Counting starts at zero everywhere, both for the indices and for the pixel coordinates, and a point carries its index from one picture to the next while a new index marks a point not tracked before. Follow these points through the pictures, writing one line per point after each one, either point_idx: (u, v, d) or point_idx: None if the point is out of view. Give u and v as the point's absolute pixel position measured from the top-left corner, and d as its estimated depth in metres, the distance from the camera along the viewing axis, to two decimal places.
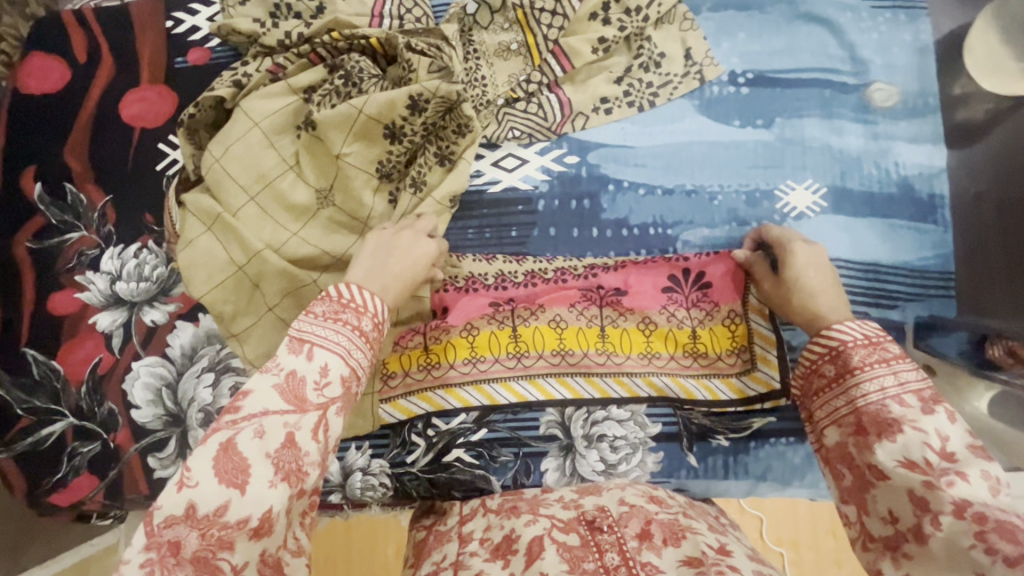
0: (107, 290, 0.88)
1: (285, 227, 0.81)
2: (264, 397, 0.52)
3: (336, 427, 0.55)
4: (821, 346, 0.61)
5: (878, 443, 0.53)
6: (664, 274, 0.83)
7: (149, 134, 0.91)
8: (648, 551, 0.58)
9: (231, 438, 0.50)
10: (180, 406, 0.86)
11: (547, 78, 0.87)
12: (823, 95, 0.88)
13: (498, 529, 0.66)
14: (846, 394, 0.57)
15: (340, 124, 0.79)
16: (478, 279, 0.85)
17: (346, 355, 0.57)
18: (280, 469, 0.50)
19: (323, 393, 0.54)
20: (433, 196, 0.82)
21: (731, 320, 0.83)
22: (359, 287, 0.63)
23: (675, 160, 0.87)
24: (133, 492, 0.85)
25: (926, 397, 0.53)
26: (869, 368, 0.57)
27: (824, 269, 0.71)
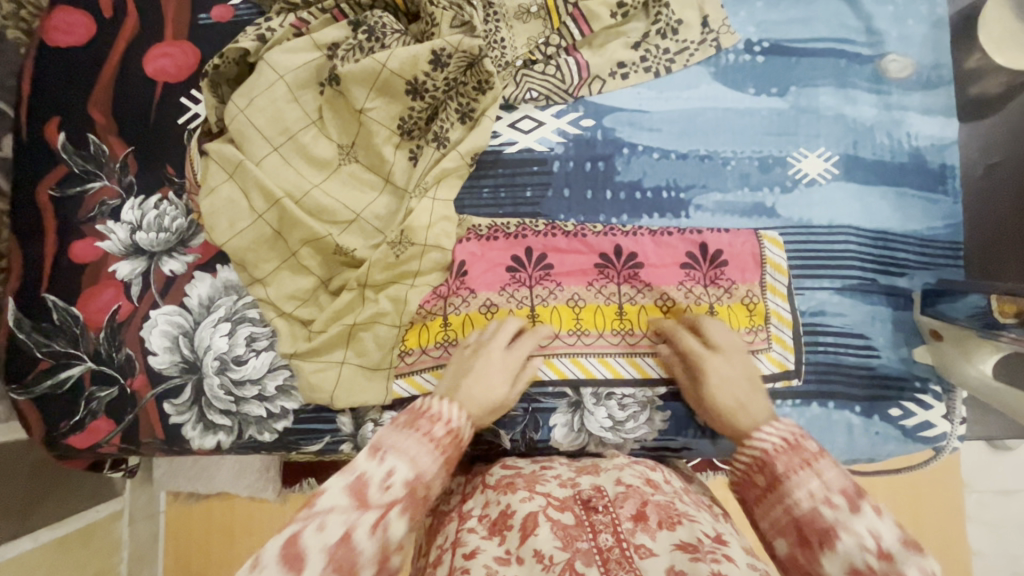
0: (128, 239, 0.90)
1: (307, 177, 0.83)
2: (331, 500, 0.49)
3: (398, 530, 0.51)
4: (749, 452, 0.56)
5: (822, 552, 0.48)
6: (682, 249, 0.84)
7: (172, 89, 0.93)
8: (642, 533, 0.56)
9: (297, 531, 0.47)
10: (197, 353, 0.87)
11: (565, 41, 0.89)
12: (839, 66, 0.88)
13: (494, 504, 0.64)
14: (781, 505, 0.52)
15: (364, 79, 0.80)
16: (500, 228, 0.85)
17: (414, 460, 0.54)
18: (334, 561, 0.46)
19: (388, 493, 0.51)
20: (457, 150, 0.84)
21: (750, 299, 0.82)
22: (441, 397, 0.61)
23: (691, 126, 0.89)
24: (149, 436, 0.87)
25: (907, 538, 0.46)
26: (794, 475, 0.52)
27: (738, 386, 0.67)
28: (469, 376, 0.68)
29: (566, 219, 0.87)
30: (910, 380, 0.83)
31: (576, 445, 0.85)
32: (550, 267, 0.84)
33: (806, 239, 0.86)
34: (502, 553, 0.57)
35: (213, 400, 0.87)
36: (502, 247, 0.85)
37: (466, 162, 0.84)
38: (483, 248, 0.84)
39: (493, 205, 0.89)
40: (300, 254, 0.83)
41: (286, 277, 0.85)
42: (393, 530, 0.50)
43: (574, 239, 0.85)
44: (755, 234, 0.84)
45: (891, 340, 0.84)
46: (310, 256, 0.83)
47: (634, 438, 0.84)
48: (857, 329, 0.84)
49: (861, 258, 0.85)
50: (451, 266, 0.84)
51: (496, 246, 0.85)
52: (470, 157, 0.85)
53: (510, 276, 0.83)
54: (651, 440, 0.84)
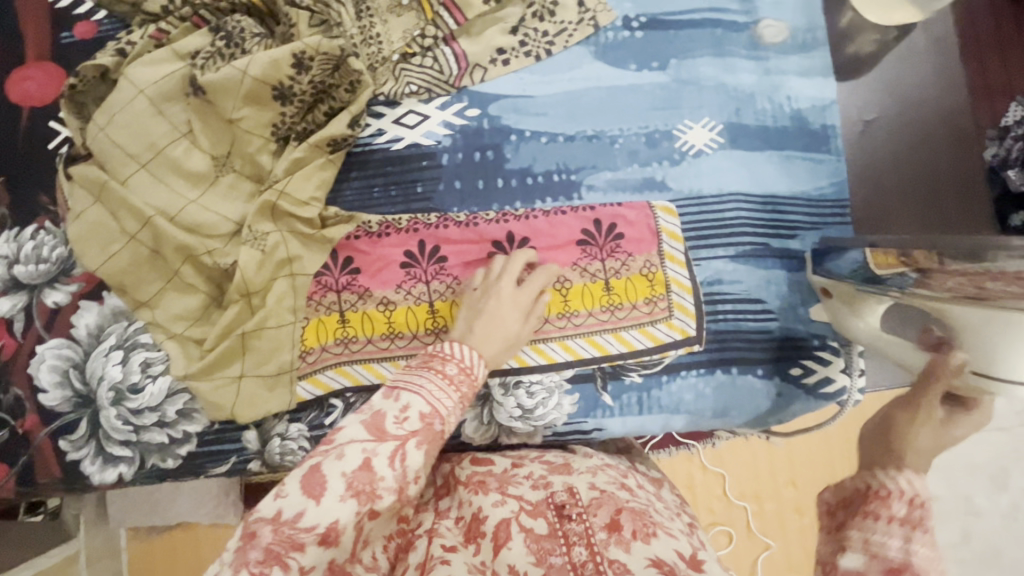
0: (6, 274, 0.86)
1: (182, 194, 0.80)
2: (352, 430, 0.56)
3: (416, 460, 0.57)
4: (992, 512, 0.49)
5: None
6: (577, 226, 0.85)
7: (39, 113, 0.89)
8: (615, 547, 0.54)
9: (319, 462, 0.54)
10: (89, 386, 0.84)
11: (442, 32, 0.87)
12: (716, 35, 0.89)
13: (467, 504, 0.65)
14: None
15: (227, 89, 0.78)
16: (391, 224, 0.85)
17: (430, 399, 0.60)
18: (352, 487, 0.53)
19: (402, 427, 0.57)
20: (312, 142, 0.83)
21: (648, 269, 0.84)
22: (455, 341, 0.66)
23: (576, 107, 0.88)
24: (47, 476, 0.83)
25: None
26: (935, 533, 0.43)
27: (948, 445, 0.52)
28: (480, 315, 0.70)
29: (457, 210, 0.87)
30: (807, 338, 0.85)
31: (488, 438, 0.84)
32: (444, 259, 0.85)
33: (698, 209, 0.86)
34: (477, 563, 0.58)
35: (111, 432, 0.84)
36: (394, 241, 0.85)
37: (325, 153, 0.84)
38: (373, 245, 0.85)
39: (387, 204, 0.87)
40: (183, 272, 0.80)
41: (171, 297, 0.82)
42: (410, 462, 0.57)
43: (467, 229, 0.85)
44: (649, 206, 0.85)
45: (786, 302, 0.85)
46: (191, 273, 0.81)
47: (544, 424, 0.84)
48: (753, 294, 0.85)
49: (751, 222, 0.86)
50: (335, 258, 0.85)
51: (388, 241, 0.85)
52: (327, 146, 0.84)
53: (406, 272, 0.85)
54: (561, 424, 0.84)
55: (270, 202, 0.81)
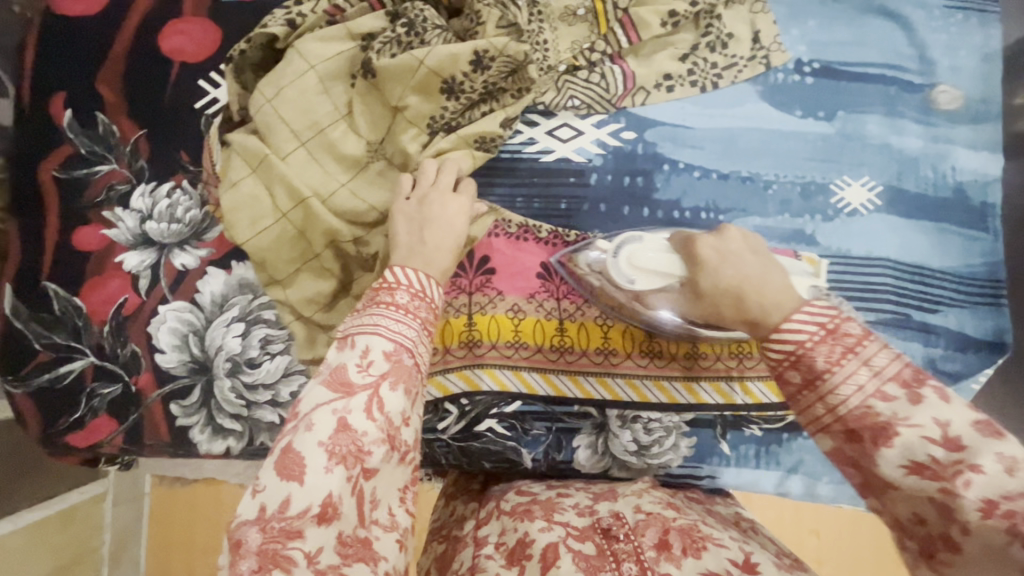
0: (137, 228, 0.85)
1: (334, 177, 0.78)
2: (311, 394, 0.48)
3: (395, 403, 0.49)
4: (775, 352, 0.46)
5: (876, 453, 0.40)
6: None
7: (189, 69, 0.87)
8: (667, 562, 0.55)
9: (289, 441, 0.46)
10: (207, 354, 0.83)
11: (611, 49, 0.85)
12: (888, 92, 0.86)
13: (511, 531, 0.63)
14: (823, 403, 0.43)
15: (400, 76, 0.76)
16: (530, 230, 0.85)
17: (389, 334, 0.52)
18: (334, 453, 0.45)
19: (370, 372, 0.49)
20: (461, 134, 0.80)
21: None
22: (396, 267, 0.59)
23: (733, 145, 0.86)
24: (154, 437, 0.83)
25: (906, 379, 0.41)
26: (838, 368, 0.42)
27: (741, 261, 0.59)
28: (426, 223, 0.67)
29: (599, 232, 0.85)
30: None
31: (599, 468, 0.83)
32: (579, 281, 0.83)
33: (843, 269, 0.84)
34: None
35: (224, 403, 0.83)
36: (530, 252, 0.84)
37: (474, 152, 0.81)
38: (510, 249, 0.84)
39: (527, 216, 0.85)
40: (323, 257, 0.79)
41: (306, 279, 0.81)
42: (391, 406, 0.49)
43: None
44: (794, 253, 0.82)
45: None
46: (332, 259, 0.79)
47: (659, 463, 0.83)
48: None
49: (897, 291, 0.84)
50: (472, 260, 0.84)
51: (523, 251, 0.84)
52: (475, 142, 0.81)
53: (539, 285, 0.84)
54: (675, 466, 0.83)
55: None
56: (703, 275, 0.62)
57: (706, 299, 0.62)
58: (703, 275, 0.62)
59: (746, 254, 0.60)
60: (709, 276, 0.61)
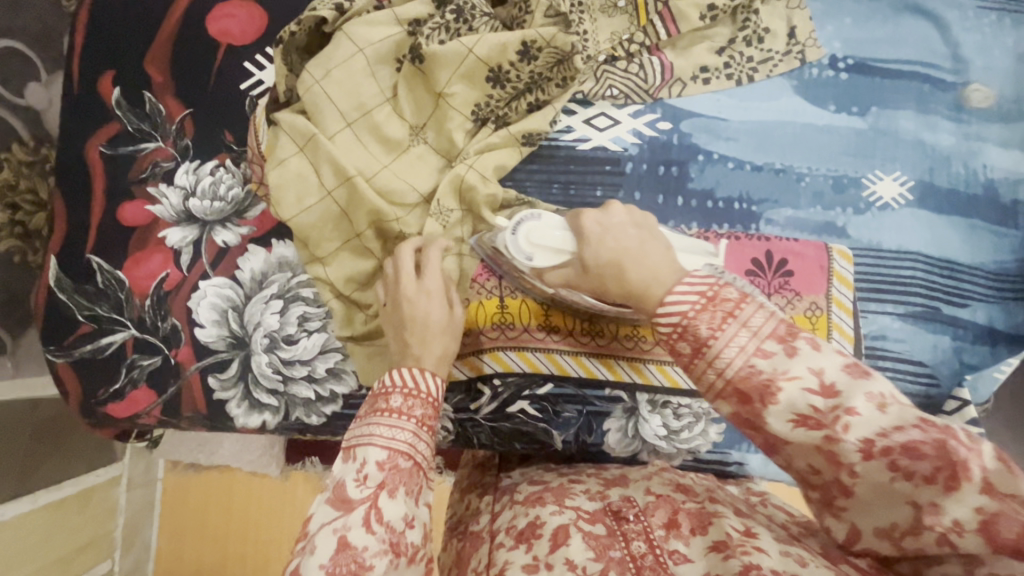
0: (180, 205, 0.86)
1: (378, 158, 0.80)
2: (318, 513, 0.54)
3: (393, 510, 0.54)
4: (665, 326, 0.48)
5: (765, 410, 0.43)
6: (747, 257, 0.82)
7: (235, 51, 0.89)
8: (676, 539, 0.56)
9: (297, 563, 0.51)
10: (246, 330, 0.85)
11: (649, 40, 0.86)
12: (921, 90, 0.87)
13: (521, 516, 0.64)
14: (711, 368, 0.46)
15: (449, 62, 0.77)
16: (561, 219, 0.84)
17: (385, 442, 0.57)
18: (335, 569, 0.50)
19: (366, 486, 0.54)
20: (508, 129, 0.82)
21: (813, 311, 0.81)
22: (398, 369, 0.63)
23: (768, 138, 0.87)
24: (192, 410, 0.84)
25: (780, 335, 0.45)
26: (724, 334, 0.45)
27: (620, 234, 0.62)
28: (406, 323, 0.70)
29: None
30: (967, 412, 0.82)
31: (628, 452, 0.84)
32: None
33: (874, 261, 0.85)
34: (531, 561, 0.57)
35: (260, 378, 0.84)
36: None
37: (517, 141, 0.82)
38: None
39: (563, 201, 0.86)
40: (363, 236, 0.81)
41: (345, 259, 0.83)
42: (388, 515, 0.54)
43: None
44: (825, 247, 0.84)
45: (949, 372, 0.84)
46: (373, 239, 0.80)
47: (687, 448, 0.84)
48: (918, 357, 0.84)
49: (926, 285, 0.85)
50: None
51: None
52: (521, 138, 0.82)
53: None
54: (704, 452, 0.84)
55: (460, 176, 0.81)
56: (587, 248, 0.64)
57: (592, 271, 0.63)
58: (587, 247, 0.64)
59: (626, 227, 0.63)
60: (592, 248, 0.63)
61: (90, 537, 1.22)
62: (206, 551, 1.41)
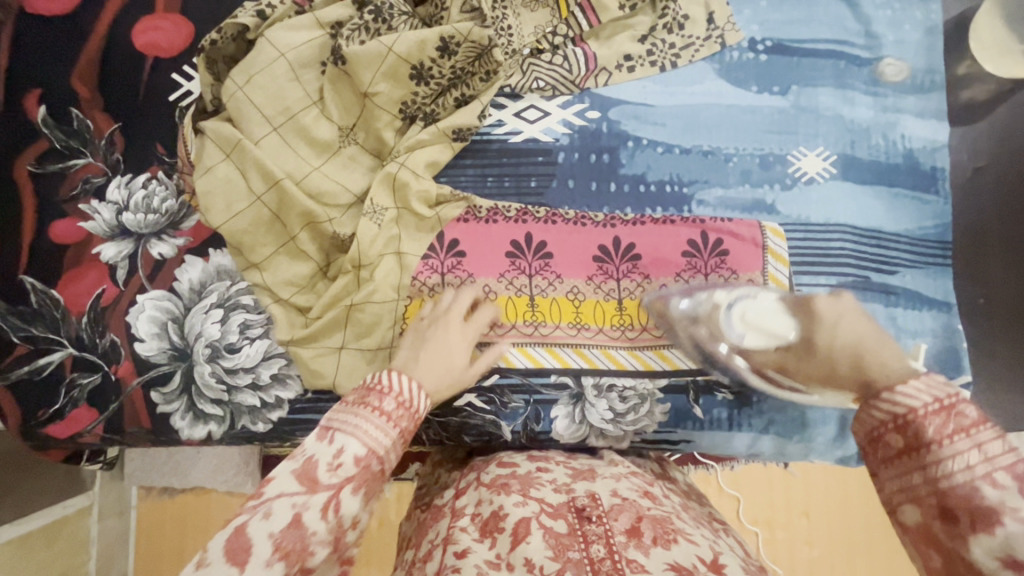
0: (113, 220, 0.86)
1: (307, 161, 0.81)
2: (282, 481, 0.52)
3: (351, 506, 0.54)
4: (884, 410, 0.56)
5: (972, 534, 0.48)
6: (593, 244, 0.86)
7: (163, 64, 0.89)
8: (635, 548, 0.56)
9: (244, 521, 0.50)
10: (187, 341, 0.84)
11: (572, 32, 0.88)
12: (838, 66, 0.90)
13: (486, 503, 0.66)
14: (924, 471, 0.52)
15: (371, 61, 0.78)
16: (500, 211, 0.86)
17: (365, 439, 0.56)
18: (281, 548, 0.49)
19: (337, 475, 0.54)
20: (437, 124, 0.83)
21: (661, 296, 0.85)
22: (396, 370, 0.62)
23: (694, 121, 0.89)
24: (135, 425, 0.83)
25: (1020, 473, 0.48)
26: (951, 445, 0.51)
27: (859, 318, 0.71)
28: (425, 345, 0.71)
29: (567, 208, 0.88)
30: None
31: (577, 437, 0.85)
32: (549, 256, 0.86)
33: (804, 235, 0.88)
34: (493, 557, 0.59)
35: (204, 388, 0.84)
36: (501, 230, 0.86)
37: (446, 136, 0.83)
38: (480, 229, 0.86)
39: (499, 194, 0.88)
40: (299, 238, 0.81)
41: (282, 262, 0.83)
42: (344, 510, 0.54)
43: (574, 227, 0.87)
44: (758, 225, 0.87)
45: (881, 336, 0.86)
46: (308, 240, 0.81)
47: (634, 430, 0.85)
48: None
49: (856, 256, 0.87)
50: (442, 241, 0.85)
51: (494, 229, 0.86)
52: (451, 134, 0.84)
53: (510, 262, 0.85)
54: (651, 432, 0.85)
55: (392, 174, 0.82)
56: (818, 331, 0.72)
57: (820, 355, 0.71)
58: (819, 330, 0.72)
59: (850, 317, 0.71)
60: (827, 333, 0.71)
61: (64, 570, 1.23)
62: None
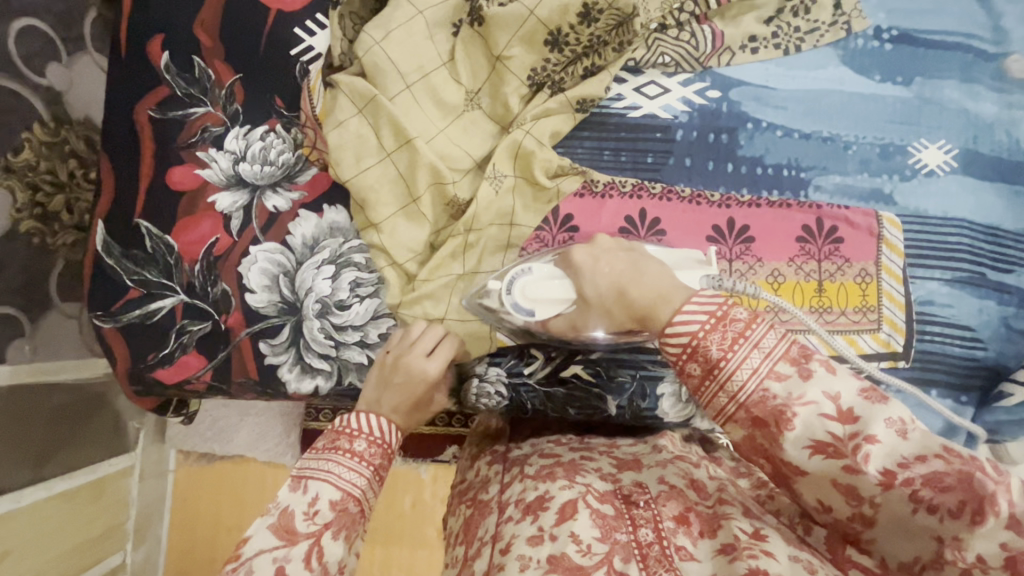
0: (230, 170, 0.86)
1: (433, 121, 0.80)
2: (259, 538, 0.56)
3: (336, 551, 0.58)
4: (674, 346, 0.51)
5: (782, 436, 0.46)
6: (708, 223, 0.86)
7: (285, 16, 0.88)
8: (684, 535, 0.54)
9: None
10: (297, 295, 0.84)
11: (699, 9, 0.87)
12: (964, 60, 0.89)
13: (531, 489, 0.61)
14: (724, 391, 0.49)
15: (509, 24, 0.77)
16: (616, 185, 0.86)
17: (336, 482, 0.60)
18: None
19: (314, 522, 0.57)
20: (564, 94, 0.82)
21: (774, 277, 0.85)
22: (361, 412, 0.67)
23: (816, 106, 0.88)
24: (242, 376, 0.83)
25: (793, 357, 0.48)
26: (732, 356, 0.49)
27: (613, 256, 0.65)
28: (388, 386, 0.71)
29: (683, 185, 0.87)
30: (1005, 375, 0.85)
31: (682, 416, 0.84)
32: (662, 233, 0.86)
33: (921, 227, 0.86)
34: (536, 532, 0.55)
35: (312, 343, 0.84)
36: (615, 205, 0.85)
37: (572, 106, 0.83)
38: (595, 204, 0.85)
39: (614, 167, 0.87)
40: (419, 200, 0.80)
41: (400, 224, 0.81)
42: (329, 556, 0.57)
43: (689, 205, 0.86)
44: (875, 215, 0.86)
45: (994, 334, 0.85)
46: (429, 203, 0.81)
47: None
48: (963, 321, 0.85)
49: (972, 251, 0.86)
50: (557, 215, 0.84)
51: (609, 204, 0.85)
52: (576, 104, 0.83)
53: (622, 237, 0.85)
54: None
55: (516, 141, 0.82)
56: (583, 280, 0.66)
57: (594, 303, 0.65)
58: (583, 279, 0.66)
59: (617, 254, 0.65)
60: (589, 280, 0.65)
61: (104, 526, 1.18)
62: (219, 541, 1.40)
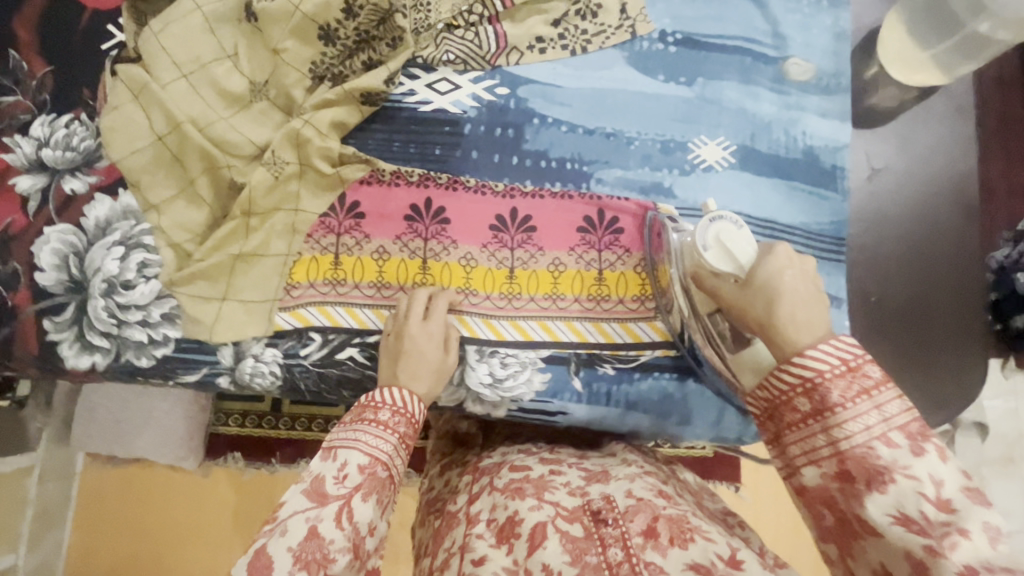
0: (33, 154, 0.90)
1: (215, 110, 0.86)
2: (293, 501, 0.58)
3: (363, 513, 0.60)
4: (793, 375, 0.51)
5: (869, 497, 0.45)
6: (492, 213, 0.88)
7: (101, 15, 0.94)
8: (653, 551, 0.53)
9: (263, 544, 0.56)
10: (85, 274, 0.86)
11: (488, 12, 0.92)
12: (744, 63, 0.93)
13: (501, 508, 0.62)
14: (827, 434, 0.48)
15: (279, 18, 0.84)
16: (402, 175, 0.89)
17: (367, 449, 0.63)
18: (300, 559, 0.55)
19: (343, 485, 0.60)
20: (344, 87, 0.87)
21: (555, 267, 0.87)
22: (387, 386, 0.70)
23: (602, 103, 0.92)
24: (23, 350, 0.85)
25: (913, 432, 0.46)
26: (854, 406, 0.47)
27: (807, 274, 0.58)
28: (401, 357, 0.75)
29: (468, 176, 0.90)
30: None
31: (454, 400, 0.85)
32: (446, 222, 0.88)
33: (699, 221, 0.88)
34: (511, 563, 0.56)
35: (95, 321, 0.85)
36: (402, 193, 0.88)
37: (353, 98, 0.87)
38: (382, 191, 0.88)
39: (403, 158, 0.90)
40: (197, 182, 0.85)
41: (179, 206, 0.86)
42: (358, 516, 0.59)
43: (474, 195, 0.89)
44: (650, 205, 0.88)
45: None
46: (205, 185, 0.85)
47: (511, 397, 0.84)
48: None
49: None
50: (343, 202, 0.88)
51: (395, 192, 0.88)
52: (359, 96, 0.87)
53: (408, 226, 0.87)
54: (527, 400, 0.84)
55: (295, 130, 0.85)
56: (760, 267, 0.59)
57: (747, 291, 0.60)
58: (761, 266, 0.59)
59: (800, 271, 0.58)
60: (768, 268, 0.58)
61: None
62: (125, 546, 1.35)
